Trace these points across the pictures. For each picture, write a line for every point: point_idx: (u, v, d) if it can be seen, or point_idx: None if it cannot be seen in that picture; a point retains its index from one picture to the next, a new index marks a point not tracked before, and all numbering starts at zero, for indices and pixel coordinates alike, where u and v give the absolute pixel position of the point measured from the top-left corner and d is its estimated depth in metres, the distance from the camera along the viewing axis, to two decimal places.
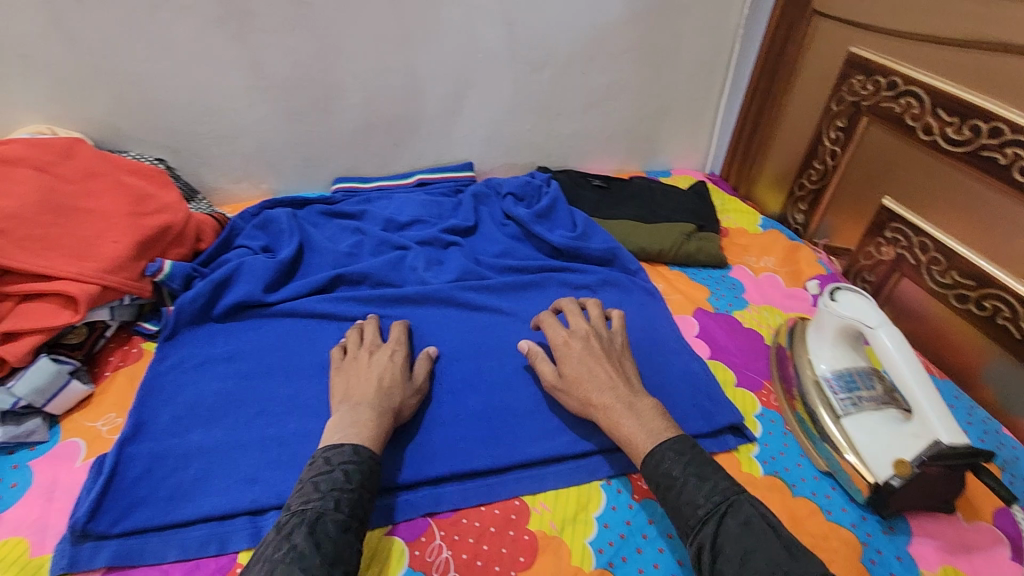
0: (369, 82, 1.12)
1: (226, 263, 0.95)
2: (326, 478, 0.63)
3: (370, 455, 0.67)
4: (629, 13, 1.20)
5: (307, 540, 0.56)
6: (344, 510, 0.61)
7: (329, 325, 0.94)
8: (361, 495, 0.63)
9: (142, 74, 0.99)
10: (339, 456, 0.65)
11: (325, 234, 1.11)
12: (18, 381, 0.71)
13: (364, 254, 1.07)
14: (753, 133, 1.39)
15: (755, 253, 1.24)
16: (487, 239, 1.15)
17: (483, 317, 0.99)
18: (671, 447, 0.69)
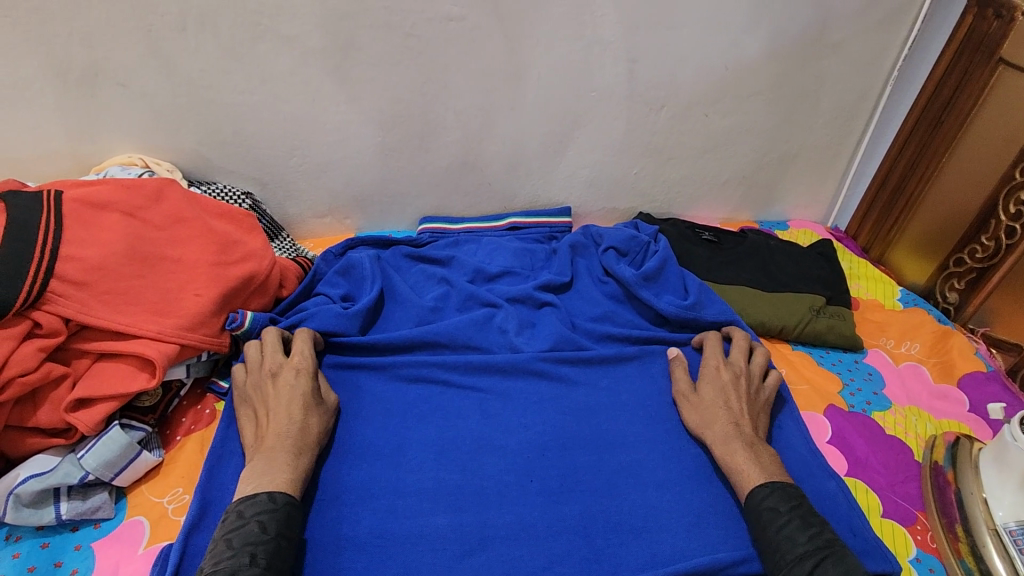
0: (470, 120, 1.03)
1: (303, 314, 0.88)
2: (240, 534, 0.59)
3: (287, 502, 0.63)
4: (767, 52, 1.05)
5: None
6: (260, 563, 0.57)
7: (410, 393, 0.85)
8: (280, 546, 0.60)
9: (237, 105, 0.93)
10: (252, 507, 0.61)
11: (409, 281, 1.02)
12: (89, 452, 0.66)
13: (449, 309, 0.98)
14: (897, 189, 1.20)
15: (893, 335, 1.06)
16: (584, 297, 1.03)
17: (579, 397, 0.87)
18: (776, 486, 0.69)
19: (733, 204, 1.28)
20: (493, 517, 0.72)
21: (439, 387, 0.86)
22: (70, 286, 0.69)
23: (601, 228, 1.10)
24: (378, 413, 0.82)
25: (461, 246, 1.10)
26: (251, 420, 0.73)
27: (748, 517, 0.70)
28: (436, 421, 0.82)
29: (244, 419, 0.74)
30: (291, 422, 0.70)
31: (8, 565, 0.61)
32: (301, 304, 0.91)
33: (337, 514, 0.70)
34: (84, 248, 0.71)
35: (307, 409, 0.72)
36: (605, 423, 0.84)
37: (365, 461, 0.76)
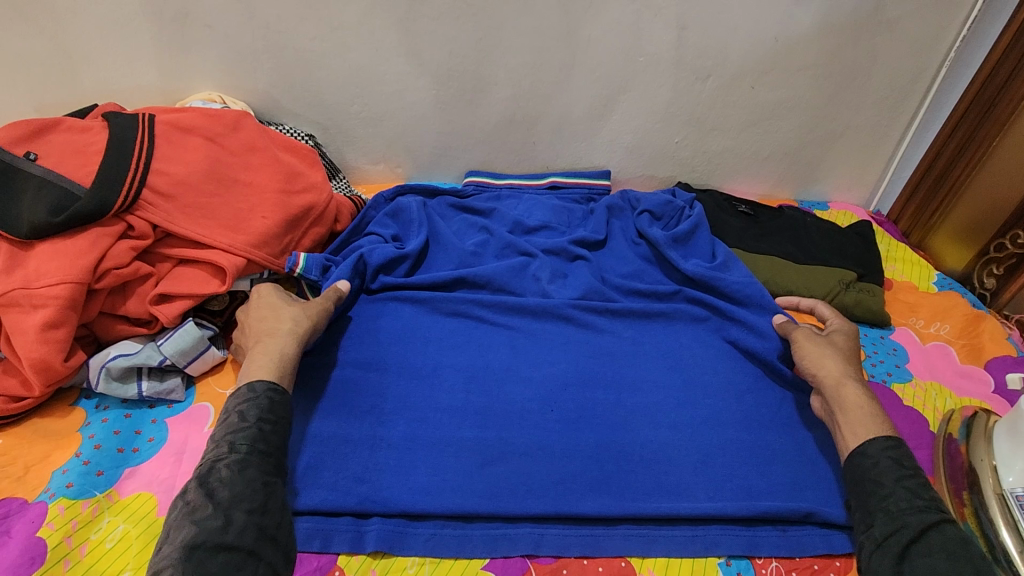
0: (520, 78, 1.08)
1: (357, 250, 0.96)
2: (224, 430, 0.64)
3: (266, 390, 0.67)
4: (820, 25, 1.06)
5: (199, 495, 0.57)
6: (240, 448, 0.61)
7: (447, 324, 0.92)
8: (261, 429, 0.64)
9: (308, 52, 1.01)
10: (233, 405, 0.66)
11: (450, 228, 1.08)
12: (167, 341, 0.76)
13: (487, 256, 1.04)
14: (943, 174, 1.19)
15: (924, 316, 1.07)
16: (616, 255, 1.07)
17: (604, 343, 0.92)
18: (901, 444, 0.69)
19: (773, 180, 1.29)
20: (514, 435, 0.78)
21: (473, 322, 0.93)
22: (159, 197, 0.78)
23: (638, 193, 1.14)
24: (416, 340, 0.89)
25: (503, 200, 1.16)
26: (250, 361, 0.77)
27: (854, 461, 0.70)
28: (469, 350, 0.88)
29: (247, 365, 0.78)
30: (280, 312, 0.77)
31: (99, 427, 0.72)
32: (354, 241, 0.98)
33: (374, 418, 0.77)
34: (171, 165, 0.81)
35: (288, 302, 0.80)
36: (627, 368, 0.88)
37: (402, 378, 0.83)
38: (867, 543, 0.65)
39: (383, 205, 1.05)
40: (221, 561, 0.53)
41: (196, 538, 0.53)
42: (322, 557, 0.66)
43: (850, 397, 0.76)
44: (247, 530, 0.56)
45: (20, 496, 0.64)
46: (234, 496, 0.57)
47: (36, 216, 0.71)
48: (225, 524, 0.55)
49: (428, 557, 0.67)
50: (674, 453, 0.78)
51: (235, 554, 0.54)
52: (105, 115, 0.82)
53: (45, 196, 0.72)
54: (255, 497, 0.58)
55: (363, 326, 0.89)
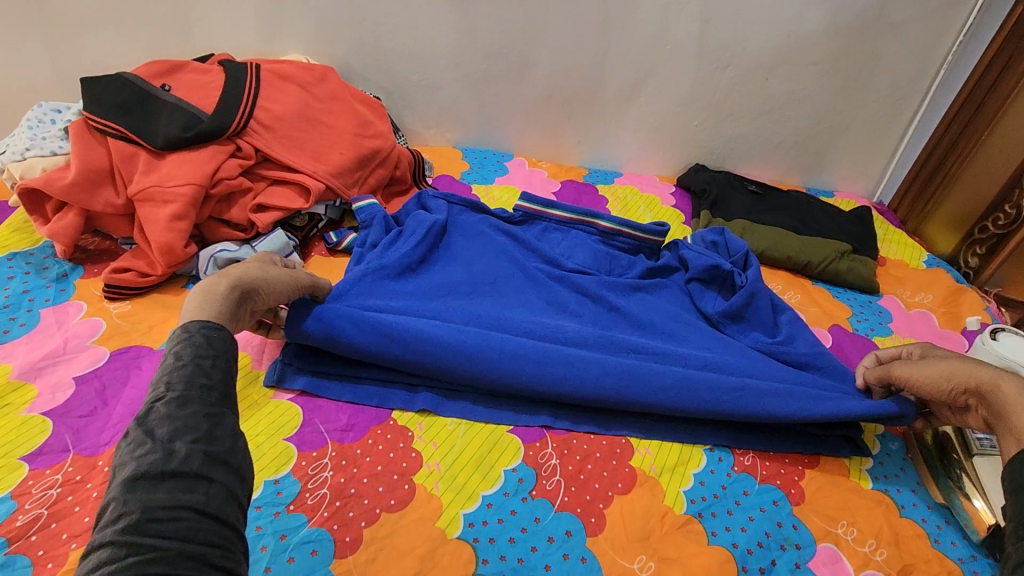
0: (561, 59, 1.24)
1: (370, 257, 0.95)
2: (161, 368, 0.52)
3: (201, 327, 0.56)
4: (830, 25, 1.20)
5: (137, 431, 0.47)
6: (174, 385, 0.50)
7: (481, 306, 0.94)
8: (199, 366, 0.52)
9: (382, 25, 1.19)
10: (173, 341, 0.55)
11: (485, 256, 1.04)
12: (261, 243, 0.93)
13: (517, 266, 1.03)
14: (938, 165, 1.32)
15: (911, 287, 1.18)
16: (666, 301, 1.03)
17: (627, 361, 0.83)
18: None
19: (784, 166, 1.43)
20: None
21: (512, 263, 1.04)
22: (262, 127, 0.96)
23: (685, 249, 1.08)
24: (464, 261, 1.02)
25: (550, 235, 1.14)
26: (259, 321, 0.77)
27: (1017, 471, 0.59)
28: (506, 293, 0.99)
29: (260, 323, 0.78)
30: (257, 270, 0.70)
31: None
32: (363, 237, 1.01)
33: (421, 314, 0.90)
34: (273, 104, 0.98)
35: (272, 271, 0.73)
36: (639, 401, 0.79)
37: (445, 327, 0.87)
38: (1015, 557, 0.52)
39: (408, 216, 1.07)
40: (168, 489, 0.44)
41: (133, 474, 0.44)
42: (378, 411, 0.79)
43: (1010, 391, 0.68)
44: (191, 458, 0.46)
45: (147, 345, 0.81)
46: (174, 429, 0.47)
47: (170, 131, 0.89)
48: (167, 456, 0.46)
49: (464, 420, 0.80)
50: (682, 356, 0.87)
51: (182, 481, 0.45)
52: (222, 62, 1.01)
53: (177, 118, 0.90)
54: (200, 430, 0.48)
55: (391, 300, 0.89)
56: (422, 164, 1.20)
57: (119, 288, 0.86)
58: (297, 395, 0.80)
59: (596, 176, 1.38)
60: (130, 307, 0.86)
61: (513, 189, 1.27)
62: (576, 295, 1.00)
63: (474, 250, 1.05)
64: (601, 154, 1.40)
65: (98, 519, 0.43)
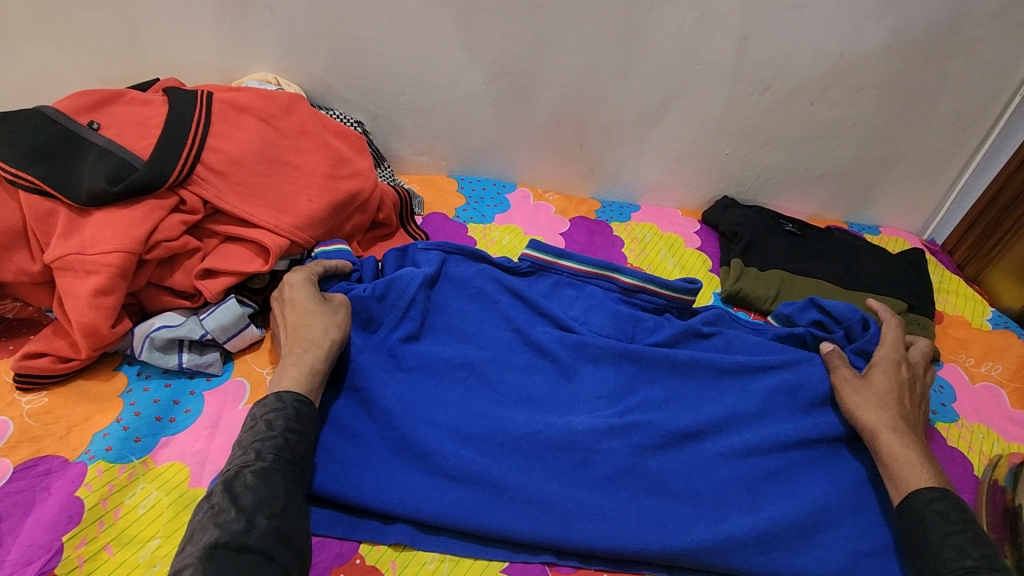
0: (573, 78, 1.07)
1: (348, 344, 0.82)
2: (248, 436, 0.62)
3: (293, 401, 0.66)
4: (891, 42, 1.01)
5: (224, 496, 0.56)
6: (265, 457, 0.60)
7: (477, 404, 0.81)
8: (287, 440, 0.62)
9: (364, 40, 1.02)
10: (259, 410, 0.64)
11: (488, 327, 0.91)
12: (208, 316, 0.77)
13: (523, 343, 0.90)
14: (1009, 206, 1.14)
15: (975, 353, 1.02)
16: (697, 380, 0.86)
17: (642, 513, 0.71)
18: (947, 494, 0.67)
19: (824, 200, 1.26)
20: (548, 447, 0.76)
21: (519, 340, 0.90)
22: (212, 172, 0.80)
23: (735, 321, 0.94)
24: (459, 339, 0.90)
25: (561, 290, 0.98)
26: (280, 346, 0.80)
27: (904, 517, 0.68)
28: (509, 377, 0.85)
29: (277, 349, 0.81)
30: (296, 315, 0.75)
31: (140, 395, 0.74)
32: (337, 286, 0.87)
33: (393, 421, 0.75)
34: (226, 143, 0.82)
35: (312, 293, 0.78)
36: (659, 552, 0.68)
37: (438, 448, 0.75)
38: None
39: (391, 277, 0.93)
40: (243, 564, 0.51)
41: (217, 539, 0.52)
42: (343, 544, 0.67)
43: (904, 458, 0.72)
44: (267, 535, 0.54)
45: (62, 455, 0.66)
46: (259, 502, 0.56)
47: (95, 183, 0.72)
48: (247, 528, 0.54)
49: (448, 555, 0.68)
50: (701, 489, 0.74)
51: (255, 558, 0.52)
52: (166, 90, 0.84)
53: (104, 165, 0.74)
54: (279, 507, 0.57)
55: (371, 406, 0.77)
56: (409, 204, 1.04)
57: (33, 377, 0.71)
58: None
59: (611, 212, 1.21)
60: (47, 401, 0.71)
61: (515, 229, 1.11)
62: (591, 373, 0.86)
63: (475, 319, 0.92)
64: (616, 184, 1.23)
65: None
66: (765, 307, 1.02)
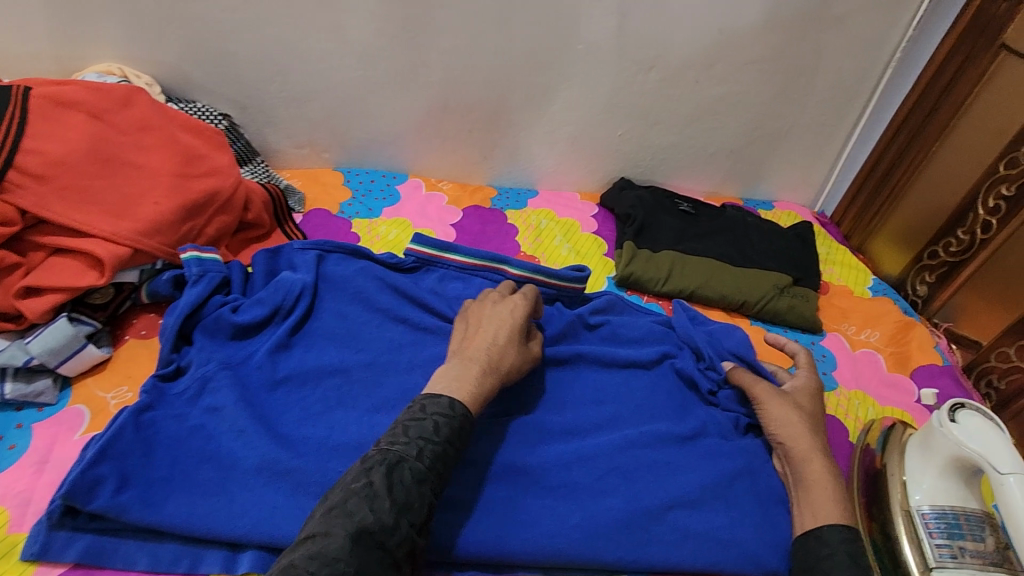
0: (454, 61, 1.02)
1: (212, 360, 0.77)
2: (417, 426, 0.62)
3: (462, 413, 0.65)
4: (769, 17, 1.02)
5: (383, 480, 0.56)
6: (424, 461, 0.59)
7: (349, 411, 0.76)
8: (446, 452, 0.62)
9: (219, 25, 0.94)
10: (434, 405, 0.64)
11: (370, 328, 0.87)
12: (34, 339, 0.70)
13: (406, 346, 0.86)
14: (886, 175, 1.16)
15: (855, 322, 1.06)
16: (583, 373, 0.86)
17: (517, 513, 0.68)
18: (861, 538, 0.64)
19: (719, 177, 1.27)
20: None
21: (403, 341, 0.86)
22: (28, 177, 0.71)
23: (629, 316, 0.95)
24: (336, 342, 0.84)
25: (447, 285, 0.94)
26: (461, 331, 0.79)
27: (809, 546, 0.65)
28: (388, 382, 0.81)
29: (455, 329, 0.80)
30: (491, 329, 0.76)
31: None
32: (209, 296, 0.81)
33: (248, 438, 0.69)
34: (46, 143, 0.73)
35: (514, 316, 0.79)
36: (534, 552, 0.66)
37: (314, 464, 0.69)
38: None
39: (262, 282, 0.87)
40: (378, 561, 0.52)
41: (368, 526, 0.53)
42: None
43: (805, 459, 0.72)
44: (403, 539, 0.55)
45: None
46: (405, 503, 0.56)
47: None
48: (391, 527, 0.54)
49: None
50: (581, 482, 0.72)
51: (387, 558, 0.53)
52: None
53: None
54: (419, 517, 0.57)
55: (225, 420, 0.71)
56: (283, 202, 0.97)
57: None
58: (69, 570, 0.59)
59: (507, 200, 1.19)
60: None
61: (403, 222, 1.06)
62: None
63: (356, 320, 0.87)
64: (512, 170, 1.20)
65: (322, 550, 0.50)
66: (657, 289, 1.02)
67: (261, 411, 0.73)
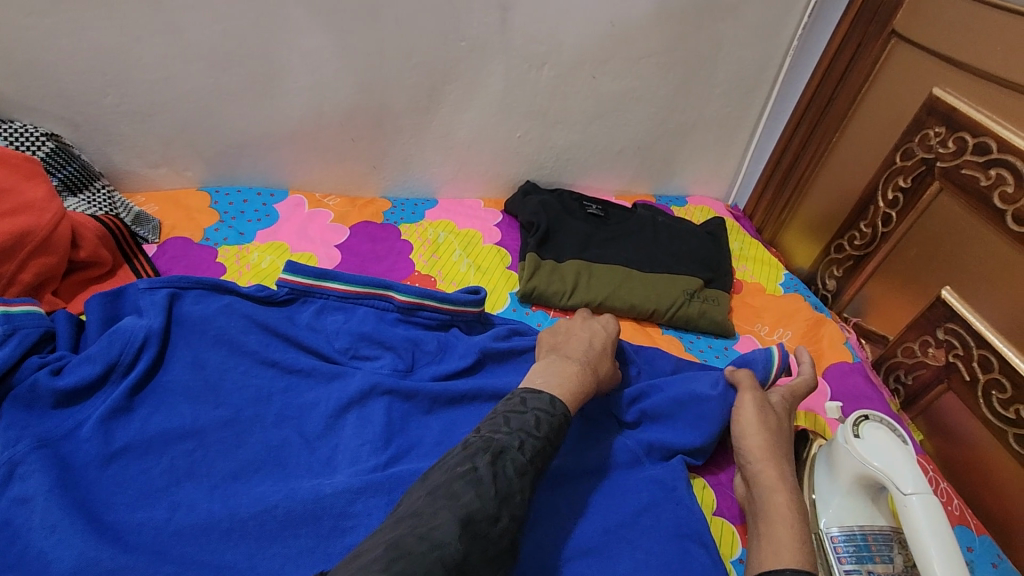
0: (322, 65, 0.91)
1: (24, 436, 0.64)
2: (519, 418, 0.62)
3: (562, 412, 0.65)
4: (661, 7, 0.96)
5: (488, 468, 0.55)
6: (526, 453, 0.58)
7: (200, 482, 0.65)
8: (546, 448, 0.61)
9: (26, 30, 0.79)
10: (534, 400, 0.64)
11: (233, 376, 0.75)
12: None
13: (276, 394, 0.75)
14: (791, 167, 1.15)
15: (768, 321, 1.02)
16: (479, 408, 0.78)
17: None
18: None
19: (629, 176, 1.21)
20: (281, 531, 0.62)
21: (271, 388, 0.75)
22: None
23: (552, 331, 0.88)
24: (190, 396, 0.72)
25: (326, 318, 0.84)
26: (548, 337, 0.81)
27: None
28: (252, 441, 0.70)
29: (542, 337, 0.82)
30: (583, 336, 0.79)
31: None
32: (24, 356, 0.68)
33: (63, 532, 0.58)
34: None
35: (604, 331, 0.82)
36: None
37: (152, 555, 0.58)
38: None
39: (97, 333, 0.74)
40: (484, 549, 0.50)
41: (475, 511, 0.51)
42: None
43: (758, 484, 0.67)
44: (506, 531, 0.53)
45: None
46: (509, 492, 0.54)
47: None
48: (496, 516, 0.53)
49: None
50: None
51: (491, 548, 0.51)
52: None
53: None
54: (520, 511, 0.55)
55: (34, 512, 0.59)
56: (129, 235, 0.86)
57: None
58: None
59: (402, 213, 1.09)
60: None
61: (280, 247, 0.95)
62: (355, 417, 0.74)
63: (216, 368, 0.75)
64: (407, 180, 1.10)
65: (433, 532, 0.49)
66: (562, 303, 0.95)
67: (85, 495, 0.62)
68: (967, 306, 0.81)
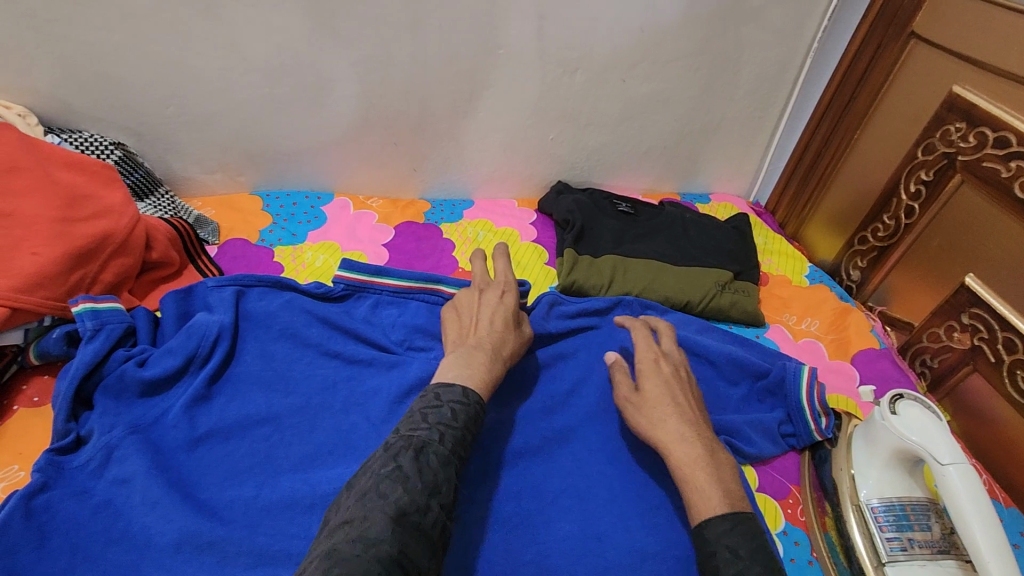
0: (368, 72, 0.96)
1: (117, 423, 0.69)
2: (435, 413, 0.62)
3: (473, 399, 0.65)
4: (686, 12, 1.00)
5: (412, 463, 0.56)
6: (447, 445, 0.59)
7: (279, 462, 0.70)
8: (465, 435, 0.62)
9: (96, 44, 0.84)
10: (447, 393, 0.64)
11: (301, 366, 0.79)
12: None
13: (341, 381, 0.79)
14: (813, 163, 1.19)
15: (796, 311, 1.07)
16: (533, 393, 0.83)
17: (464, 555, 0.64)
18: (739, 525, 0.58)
19: (655, 174, 1.26)
20: None
21: (336, 376, 0.79)
22: None
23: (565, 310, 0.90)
24: (263, 384, 0.77)
25: (382, 312, 0.89)
26: (453, 321, 0.80)
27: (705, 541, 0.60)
28: (323, 424, 0.74)
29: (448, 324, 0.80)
30: (483, 318, 0.77)
31: None
32: (110, 351, 0.73)
33: (162, 508, 0.62)
34: None
35: (504, 302, 0.79)
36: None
37: (243, 528, 0.63)
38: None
39: (174, 328, 0.79)
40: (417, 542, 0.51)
41: (404, 506, 0.52)
42: None
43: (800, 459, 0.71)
44: (436, 523, 0.54)
45: None
46: (433, 486, 0.55)
47: None
48: (424, 511, 0.54)
49: None
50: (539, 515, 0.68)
51: (422, 541, 0.52)
52: None
53: None
54: (449, 498, 0.57)
55: (133, 490, 0.64)
56: (194, 238, 0.91)
57: None
58: None
59: (441, 213, 1.14)
60: None
61: (331, 247, 1.01)
62: None
63: (284, 359, 0.80)
64: (445, 181, 1.15)
65: (360, 534, 0.50)
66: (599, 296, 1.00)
67: (178, 475, 0.67)
68: (990, 291, 0.85)
